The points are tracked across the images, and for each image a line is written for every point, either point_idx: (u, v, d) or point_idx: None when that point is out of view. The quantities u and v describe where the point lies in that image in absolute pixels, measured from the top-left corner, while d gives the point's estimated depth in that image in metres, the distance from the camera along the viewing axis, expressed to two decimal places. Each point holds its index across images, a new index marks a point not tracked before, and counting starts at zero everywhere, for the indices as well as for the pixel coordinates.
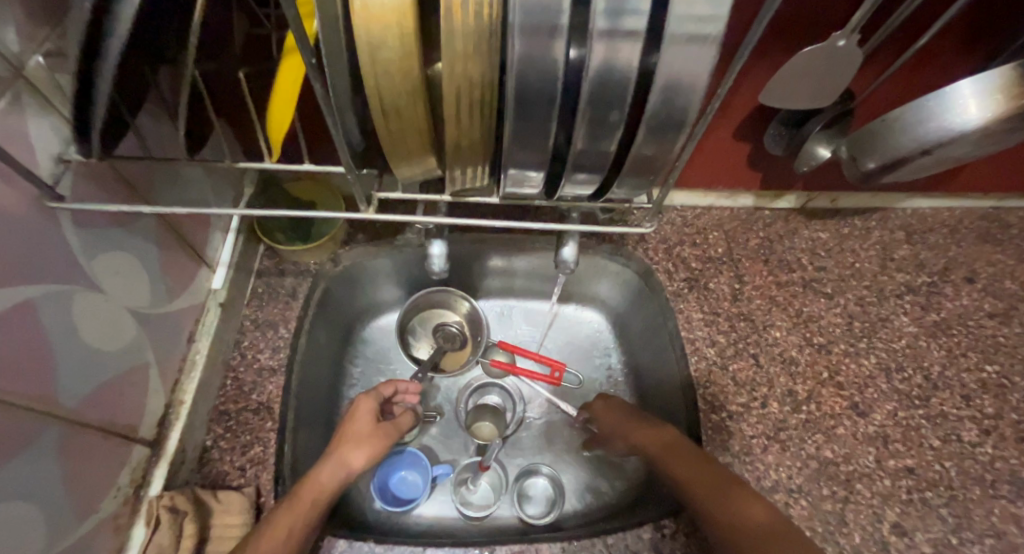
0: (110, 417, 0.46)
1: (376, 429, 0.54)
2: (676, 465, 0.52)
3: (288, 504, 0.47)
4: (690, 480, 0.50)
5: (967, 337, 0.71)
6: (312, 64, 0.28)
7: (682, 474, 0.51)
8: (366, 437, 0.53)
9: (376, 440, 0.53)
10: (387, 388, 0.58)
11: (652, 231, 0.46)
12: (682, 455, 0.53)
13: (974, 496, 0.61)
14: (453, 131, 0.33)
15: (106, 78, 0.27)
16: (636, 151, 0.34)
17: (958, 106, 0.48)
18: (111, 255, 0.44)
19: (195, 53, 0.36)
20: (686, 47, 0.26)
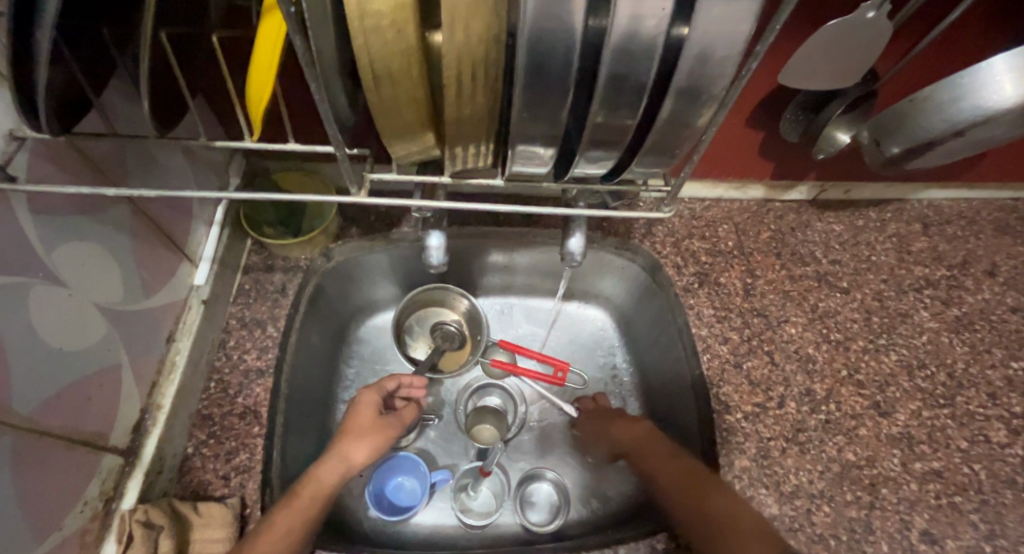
0: (75, 424, 0.41)
1: (379, 425, 0.50)
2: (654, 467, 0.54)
3: (288, 503, 0.45)
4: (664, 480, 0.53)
5: (990, 332, 0.68)
6: (291, 22, 0.25)
7: (659, 475, 0.53)
8: (366, 431, 0.49)
9: (377, 438, 0.49)
10: (392, 381, 0.54)
11: (669, 216, 0.42)
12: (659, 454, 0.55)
13: (1005, 501, 0.58)
14: (452, 101, 0.29)
15: (48, 30, 0.23)
16: (660, 126, 0.30)
17: (994, 83, 0.45)
18: (73, 245, 0.40)
19: (163, 16, 0.32)
20: (726, 0, 0.23)
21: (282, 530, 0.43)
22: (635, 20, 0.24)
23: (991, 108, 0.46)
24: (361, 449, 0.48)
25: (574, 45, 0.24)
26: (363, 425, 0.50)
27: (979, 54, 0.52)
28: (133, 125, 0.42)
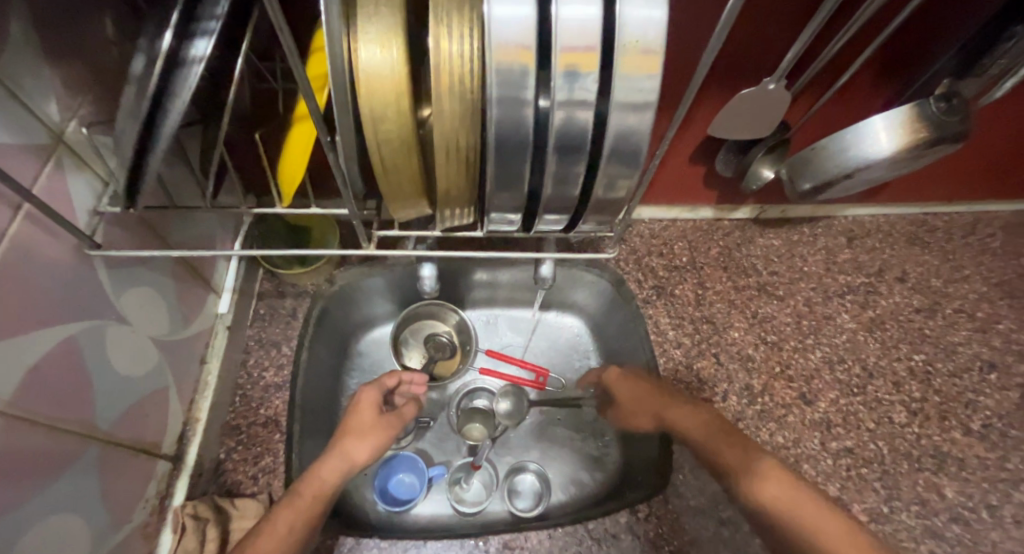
0: (137, 435, 0.51)
1: (378, 425, 0.57)
2: (724, 453, 0.53)
3: (289, 498, 0.50)
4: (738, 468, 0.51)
5: (898, 330, 0.80)
6: (326, 143, 0.34)
7: (729, 461, 0.52)
8: (368, 430, 0.56)
9: (377, 436, 0.56)
10: (393, 379, 0.63)
11: (614, 257, 0.56)
12: (728, 437, 0.54)
13: (902, 470, 0.70)
14: (441, 180, 0.37)
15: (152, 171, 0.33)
16: (598, 197, 0.38)
17: (871, 138, 0.55)
18: (135, 290, 0.49)
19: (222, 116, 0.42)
20: (629, 111, 0.31)
21: (285, 528, 0.48)
22: (568, 120, 0.31)
23: (871, 157, 0.55)
24: (362, 448, 0.54)
25: (527, 139, 0.33)
26: (363, 423, 0.57)
27: (881, 96, 0.62)
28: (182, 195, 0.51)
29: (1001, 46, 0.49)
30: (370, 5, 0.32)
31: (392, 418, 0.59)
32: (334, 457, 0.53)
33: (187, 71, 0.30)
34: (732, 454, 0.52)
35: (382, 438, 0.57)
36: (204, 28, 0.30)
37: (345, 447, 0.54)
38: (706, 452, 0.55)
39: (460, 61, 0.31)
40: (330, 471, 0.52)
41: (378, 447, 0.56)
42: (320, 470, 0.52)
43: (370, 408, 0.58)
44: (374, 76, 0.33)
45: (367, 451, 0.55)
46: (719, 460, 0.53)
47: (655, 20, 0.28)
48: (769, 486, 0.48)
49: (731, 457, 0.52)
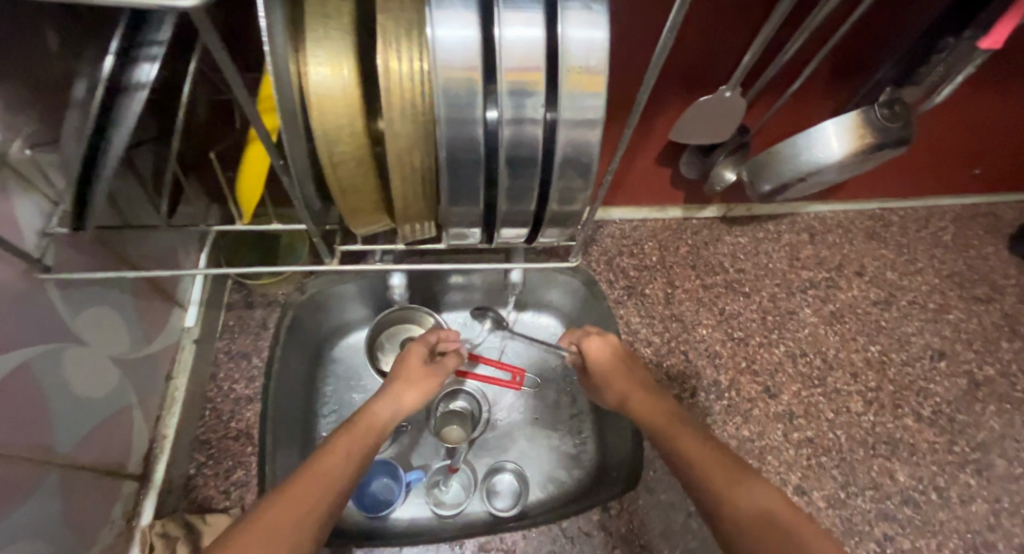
0: (100, 456, 0.50)
1: (427, 374, 0.60)
2: (688, 443, 0.51)
3: (348, 428, 0.51)
4: (700, 460, 0.49)
5: (856, 323, 0.83)
6: (279, 166, 0.33)
7: (691, 452, 0.50)
8: (417, 379, 0.59)
9: (426, 382, 0.59)
10: (433, 335, 0.64)
11: (577, 265, 0.58)
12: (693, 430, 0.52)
13: (858, 457, 0.73)
14: (397, 197, 0.37)
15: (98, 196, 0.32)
16: (552, 210, 0.38)
17: (821, 142, 0.56)
18: (92, 310, 0.48)
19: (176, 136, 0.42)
20: (574, 128, 0.31)
21: (343, 451, 0.48)
22: (516, 135, 0.31)
23: (822, 159, 0.57)
24: (413, 393, 0.57)
25: (480, 157, 0.32)
26: (413, 370, 0.59)
27: (829, 97, 0.65)
28: (138, 216, 0.50)
29: (935, 56, 0.53)
30: (319, 27, 0.32)
31: (440, 366, 0.61)
32: (389, 399, 0.56)
33: (131, 97, 0.29)
34: (696, 445, 0.50)
35: (431, 386, 0.59)
36: (147, 53, 0.29)
37: (398, 393, 0.56)
38: (667, 439, 0.52)
39: (411, 82, 0.31)
40: (385, 410, 0.54)
41: (428, 392, 0.59)
42: (376, 409, 0.54)
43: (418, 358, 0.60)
44: (325, 97, 0.32)
45: (417, 396, 0.58)
46: (681, 450, 0.50)
47: (598, 41, 0.29)
48: (734, 485, 0.46)
49: (694, 448, 0.50)
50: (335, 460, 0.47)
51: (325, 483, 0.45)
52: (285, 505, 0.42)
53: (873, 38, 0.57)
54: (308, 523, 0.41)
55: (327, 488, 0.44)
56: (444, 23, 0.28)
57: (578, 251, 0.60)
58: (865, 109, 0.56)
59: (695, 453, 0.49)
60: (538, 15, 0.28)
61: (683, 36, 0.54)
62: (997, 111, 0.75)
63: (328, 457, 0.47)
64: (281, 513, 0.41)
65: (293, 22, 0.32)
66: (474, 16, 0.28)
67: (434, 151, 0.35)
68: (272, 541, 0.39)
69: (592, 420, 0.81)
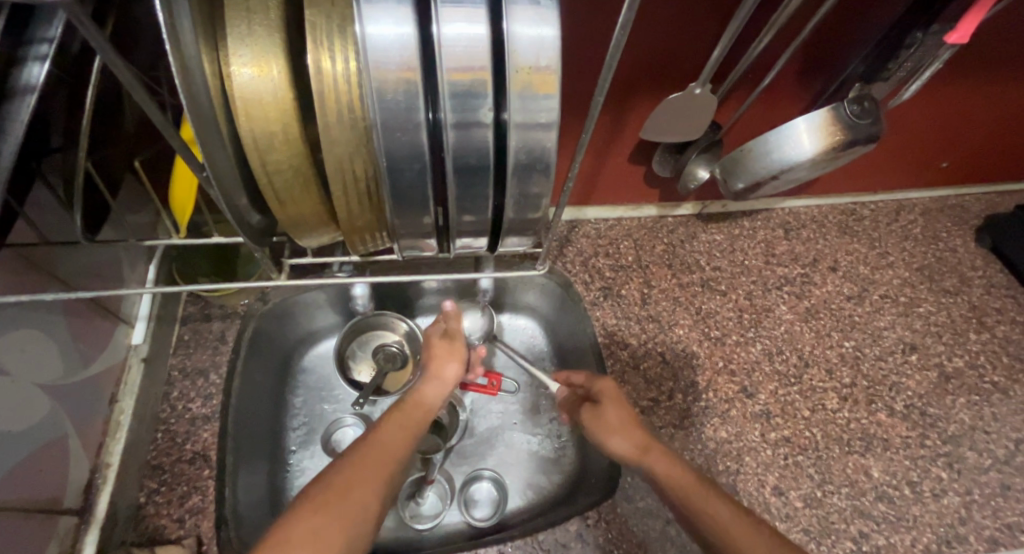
0: (27, 494, 0.46)
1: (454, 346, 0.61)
2: (719, 515, 0.46)
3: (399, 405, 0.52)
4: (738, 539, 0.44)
5: (831, 319, 0.83)
6: (204, 178, 0.30)
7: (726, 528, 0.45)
8: (446, 354, 0.59)
9: (455, 352, 0.59)
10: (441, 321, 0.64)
11: (544, 271, 0.56)
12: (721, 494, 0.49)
13: (834, 454, 0.73)
14: (339, 207, 0.34)
15: None
16: (511, 219, 0.35)
17: (793, 139, 0.55)
18: (12, 334, 0.44)
19: (98, 145, 0.38)
20: (524, 133, 0.29)
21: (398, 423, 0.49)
22: (462, 141, 0.28)
23: (794, 157, 0.55)
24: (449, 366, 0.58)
25: (425, 166, 0.30)
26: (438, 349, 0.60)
27: (801, 91, 0.64)
28: (58, 231, 0.46)
29: (903, 52, 0.52)
30: (241, 22, 0.28)
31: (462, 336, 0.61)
32: (433, 380, 0.56)
33: (17, 99, 0.25)
34: (730, 516, 0.46)
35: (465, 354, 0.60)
36: (35, 51, 0.25)
37: (437, 371, 0.56)
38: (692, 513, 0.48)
39: (346, 83, 0.28)
40: (433, 391, 0.55)
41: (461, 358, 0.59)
42: (425, 392, 0.54)
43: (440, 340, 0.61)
44: (252, 101, 0.29)
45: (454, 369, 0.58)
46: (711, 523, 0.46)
47: (548, 38, 0.26)
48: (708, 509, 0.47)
49: (728, 519, 0.46)
50: (389, 437, 0.47)
51: (381, 457, 0.45)
52: (352, 478, 0.41)
53: (843, 31, 0.55)
54: (372, 494, 0.41)
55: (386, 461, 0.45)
56: (375, 18, 0.25)
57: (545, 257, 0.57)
58: (836, 104, 0.55)
59: (731, 526, 0.45)
60: (480, 11, 0.25)
61: (649, 31, 0.52)
62: (962, 105, 0.75)
63: (379, 433, 0.47)
64: (351, 485, 0.41)
65: (211, 16, 0.28)
66: (410, 9, 0.25)
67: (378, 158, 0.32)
68: (346, 510, 0.39)
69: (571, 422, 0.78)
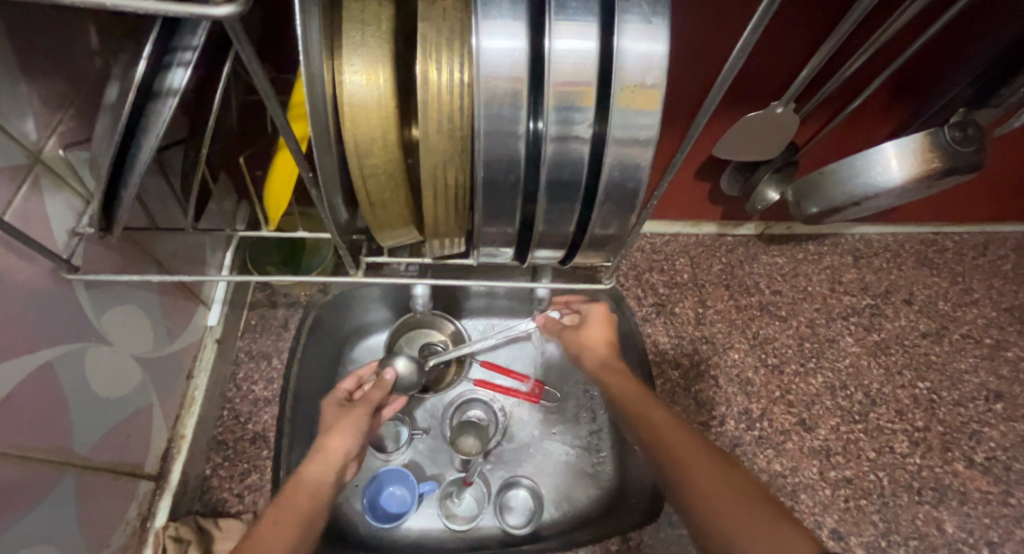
0: (116, 458, 0.51)
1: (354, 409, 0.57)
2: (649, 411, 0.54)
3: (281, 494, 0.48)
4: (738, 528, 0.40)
5: (902, 355, 0.78)
6: (309, 178, 0.31)
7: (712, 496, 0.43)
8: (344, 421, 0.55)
9: (350, 420, 0.55)
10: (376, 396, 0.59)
11: (608, 286, 0.55)
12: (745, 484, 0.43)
13: (902, 503, 0.68)
14: (426, 212, 0.35)
15: (129, 201, 0.31)
16: (593, 233, 0.35)
17: (881, 164, 0.52)
18: (117, 310, 0.48)
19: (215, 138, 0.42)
20: (622, 147, 0.29)
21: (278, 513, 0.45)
22: (560, 154, 0.29)
23: (880, 182, 0.53)
24: (337, 435, 0.54)
25: (518, 177, 0.30)
26: (331, 420, 0.57)
27: (891, 112, 0.61)
28: (161, 218, 0.50)
29: (1021, 78, 0.48)
30: (356, 33, 0.30)
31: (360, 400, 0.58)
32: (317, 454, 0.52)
33: (162, 101, 0.28)
34: (661, 416, 0.53)
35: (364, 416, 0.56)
36: (181, 57, 0.27)
37: (324, 442, 0.53)
38: (692, 484, 0.45)
39: (451, 94, 0.29)
40: (316, 469, 0.51)
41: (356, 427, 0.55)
42: (306, 471, 0.50)
43: (334, 409, 0.58)
44: (359, 107, 0.31)
45: (345, 438, 0.54)
46: (712, 507, 0.42)
47: (656, 56, 0.26)
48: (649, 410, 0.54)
49: (659, 419, 0.52)
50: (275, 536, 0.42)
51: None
52: None
53: (946, 51, 0.53)
54: None
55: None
56: (490, 31, 0.26)
57: (608, 271, 0.56)
58: (930, 130, 0.52)
59: (656, 419, 0.52)
60: (592, 27, 0.26)
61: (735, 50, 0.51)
62: None
63: (264, 530, 0.43)
64: None
65: (331, 26, 0.30)
66: (522, 25, 0.26)
67: (470, 166, 0.33)
68: None
69: (611, 437, 0.77)
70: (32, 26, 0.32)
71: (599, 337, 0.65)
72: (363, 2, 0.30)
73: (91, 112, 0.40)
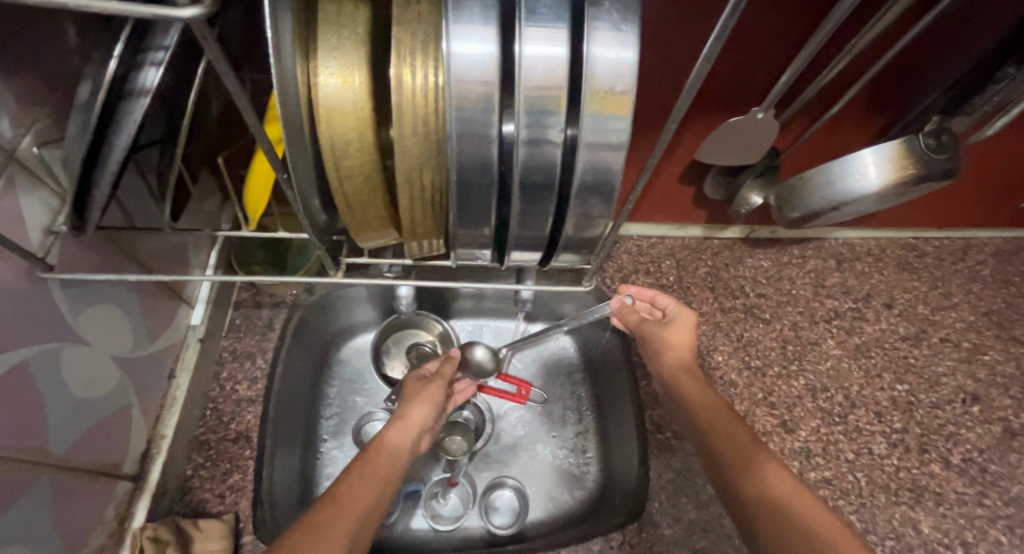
0: (94, 457, 0.50)
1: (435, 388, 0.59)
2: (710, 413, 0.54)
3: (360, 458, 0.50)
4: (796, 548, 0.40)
5: (882, 358, 0.79)
6: (284, 180, 0.31)
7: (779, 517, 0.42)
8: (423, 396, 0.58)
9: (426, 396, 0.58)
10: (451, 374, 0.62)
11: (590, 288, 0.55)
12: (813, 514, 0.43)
13: (879, 503, 0.69)
14: (402, 214, 0.35)
15: (100, 201, 0.31)
16: (567, 236, 0.35)
17: (858, 171, 0.53)
18: (95, 309, 0.48)
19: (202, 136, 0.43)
20: (593, 152, 0.29)
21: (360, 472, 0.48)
22: (532, 157, 0.29)
23: (858, 189, 0.53)
24: (417, 407, 0.56)
25: (492, 180, 0.30)
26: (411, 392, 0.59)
27: (870, 119, 0.62)
28: (141, 216, 0.50)
29: (992, 87, 0.49)
30: (331, 35, 0.30)
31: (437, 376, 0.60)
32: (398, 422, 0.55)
33: (134, 101, 0.28)
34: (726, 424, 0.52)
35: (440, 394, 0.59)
36: (153, 57, 0.27)
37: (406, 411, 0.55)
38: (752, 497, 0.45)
39: (425, 97, 0.29)
40: (396, 435, 0.53)
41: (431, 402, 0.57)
42: (386, 436, 0.53)
43: (414, 383, 0.60)
44: (335, 109, 0.31)
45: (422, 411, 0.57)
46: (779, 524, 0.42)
47: (626, 62, 0.26)
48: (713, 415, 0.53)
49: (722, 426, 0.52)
50: (357, 492, 0.46)
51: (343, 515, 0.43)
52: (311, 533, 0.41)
53: (922, 60, 0.54)
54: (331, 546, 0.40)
55: (349, 520, 0.43)
56: (462, 36, 0.26)
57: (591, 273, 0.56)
58: (905, 138, 0.53)
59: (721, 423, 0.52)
60: (563, 32, 0.26)
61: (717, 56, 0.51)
62: None
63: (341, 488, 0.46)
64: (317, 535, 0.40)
65: (306, 29, 0.30)
66: (495, 30, 0.26)
67: (445, 168, 0.34)
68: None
69: (597, 438, 0.78)
70: (5, 23, 0.32)
71: (679, 340, 0.61)
72: (339, 5, 0.30)
73: (67, 110, 0.40)
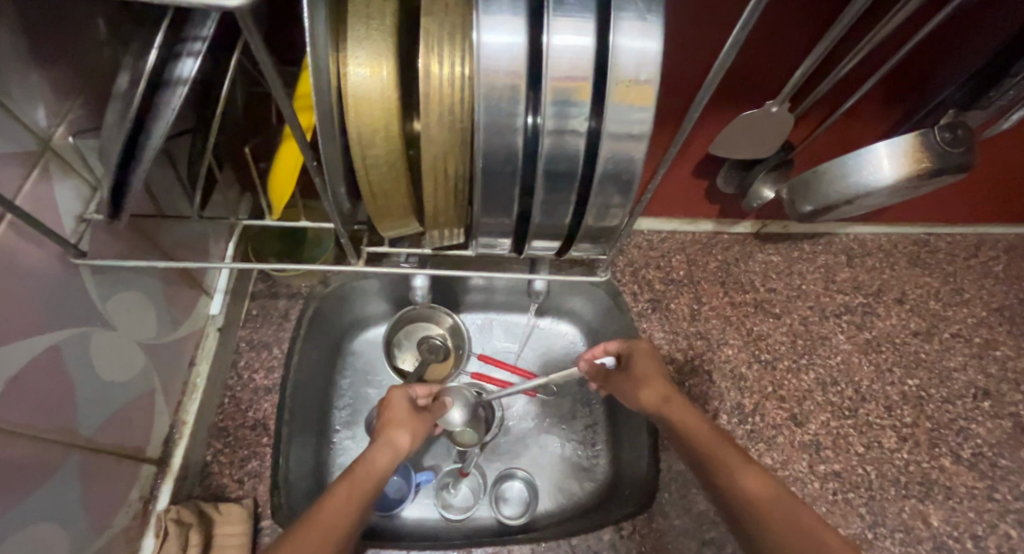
0: (120, 440, 0.52)
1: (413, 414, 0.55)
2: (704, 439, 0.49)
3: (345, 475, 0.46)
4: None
5: (893, 353, 0.80)
6: (313, 168, 0.32)
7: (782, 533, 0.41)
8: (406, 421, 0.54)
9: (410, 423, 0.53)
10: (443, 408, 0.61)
11: (603, 279, 0.56)
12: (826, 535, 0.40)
13: (888, 496, 0.70)
14: (425, 202, 0.36)
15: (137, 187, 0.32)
16: (587, 225, 0.36)
17: (872, 164, 0.53)
18: (123, 295, 0.49)
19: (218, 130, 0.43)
20: (616, 142, 0.30)
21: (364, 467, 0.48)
22: (556, 146, 0.30)
23: (872, 182, 0.54)
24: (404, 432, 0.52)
25: (516, 169, 0.31)
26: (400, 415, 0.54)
27: (884, 114, 0.62)
28: (167, 207, 0.51)
29: (1007, 81, 0.49)
30: (360, 26, 0.31)
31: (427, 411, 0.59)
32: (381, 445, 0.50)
33: (171, 90, 0.29)
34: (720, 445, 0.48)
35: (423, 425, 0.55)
36: (190, 48, 0.28)
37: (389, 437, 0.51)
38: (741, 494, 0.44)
39: (452, 86, 0.30)
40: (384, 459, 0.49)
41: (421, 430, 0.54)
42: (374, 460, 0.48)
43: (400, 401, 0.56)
44: (363, 99, 0.32)
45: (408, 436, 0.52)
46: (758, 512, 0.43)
47: (650, 52, 0.27)
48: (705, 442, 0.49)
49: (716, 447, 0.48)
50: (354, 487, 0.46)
51: (353, 494, 0.45)
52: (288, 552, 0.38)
53: (938, 54, 0.54)
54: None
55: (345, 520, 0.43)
56: (490, 26, 0.27)
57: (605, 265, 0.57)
58: (920, 132, 0.53)
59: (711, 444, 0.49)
60: (589, 23, 0.27)
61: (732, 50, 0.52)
62: None
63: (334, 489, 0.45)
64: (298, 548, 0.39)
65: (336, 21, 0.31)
66: (523, 21, 0.27)
67: (469, 157, 0.34)
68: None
69: (606, 431, 0.78)
70: (45, 15, 0.33)
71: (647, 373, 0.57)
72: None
73: (99, 101, 0.41)
